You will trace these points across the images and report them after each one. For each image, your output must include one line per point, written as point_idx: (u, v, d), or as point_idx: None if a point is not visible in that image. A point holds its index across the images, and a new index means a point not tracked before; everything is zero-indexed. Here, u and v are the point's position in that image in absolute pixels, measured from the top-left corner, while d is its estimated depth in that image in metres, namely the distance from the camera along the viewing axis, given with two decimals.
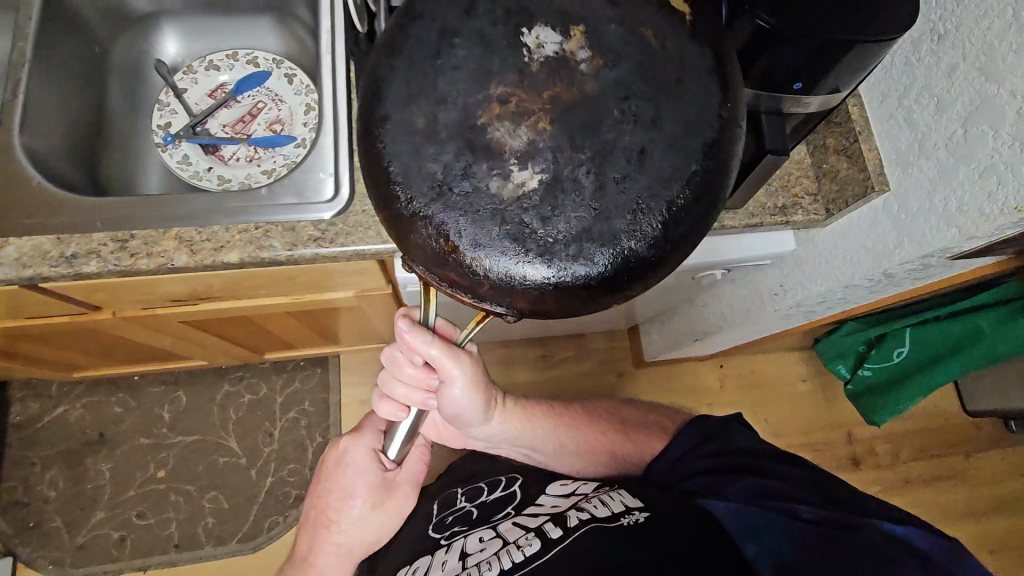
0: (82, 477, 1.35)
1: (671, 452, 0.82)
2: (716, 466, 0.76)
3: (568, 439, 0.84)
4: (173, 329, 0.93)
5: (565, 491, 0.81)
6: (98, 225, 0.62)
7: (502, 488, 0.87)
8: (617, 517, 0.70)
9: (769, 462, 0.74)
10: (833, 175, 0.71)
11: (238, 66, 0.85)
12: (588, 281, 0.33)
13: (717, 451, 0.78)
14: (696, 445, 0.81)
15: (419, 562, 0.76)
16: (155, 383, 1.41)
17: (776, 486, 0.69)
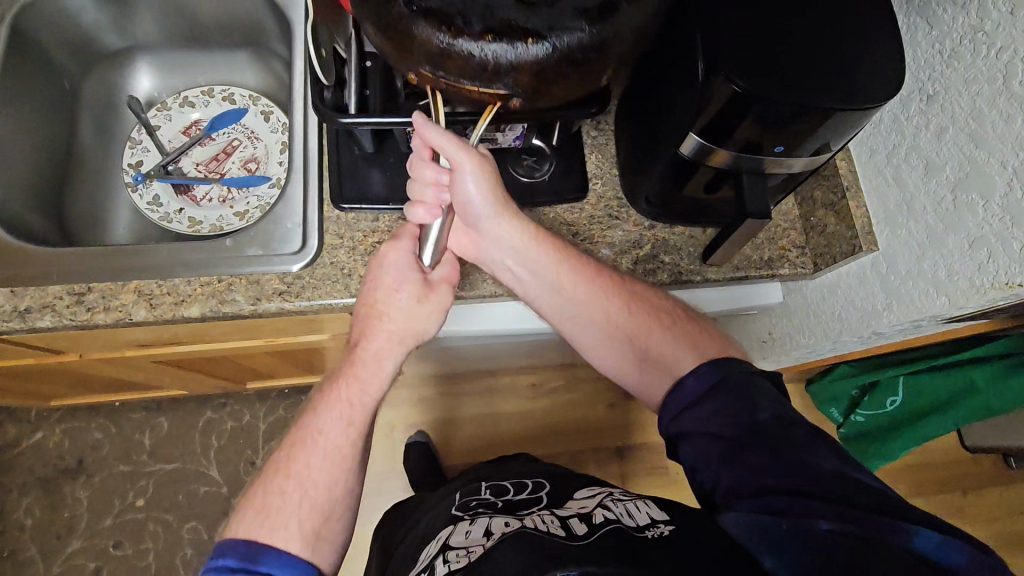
0: (60, 504, 1.32)
1: (688, 385, 0.58)
2: (725, 427, 0.53)
3: (599, 303, 0.65)
4: (146, 367, 0.91)
5: (590, 495, 0.76)
6: (54, 278, 0.61)
7: (529, 491, 0.84)
8: (639, 529, 0.62)
9: (797, 427, 0.52)
10: (822, 229, 0.68)
11: (214, 102, 0.84)
12: (574, 43, 0.40)
13: (737, 396, 0.55)
14: (715, 386, 0.56)
15: (442, 533, 0.75)
16: (136, 409, 1.39)
17: (796, 472, 0.48)
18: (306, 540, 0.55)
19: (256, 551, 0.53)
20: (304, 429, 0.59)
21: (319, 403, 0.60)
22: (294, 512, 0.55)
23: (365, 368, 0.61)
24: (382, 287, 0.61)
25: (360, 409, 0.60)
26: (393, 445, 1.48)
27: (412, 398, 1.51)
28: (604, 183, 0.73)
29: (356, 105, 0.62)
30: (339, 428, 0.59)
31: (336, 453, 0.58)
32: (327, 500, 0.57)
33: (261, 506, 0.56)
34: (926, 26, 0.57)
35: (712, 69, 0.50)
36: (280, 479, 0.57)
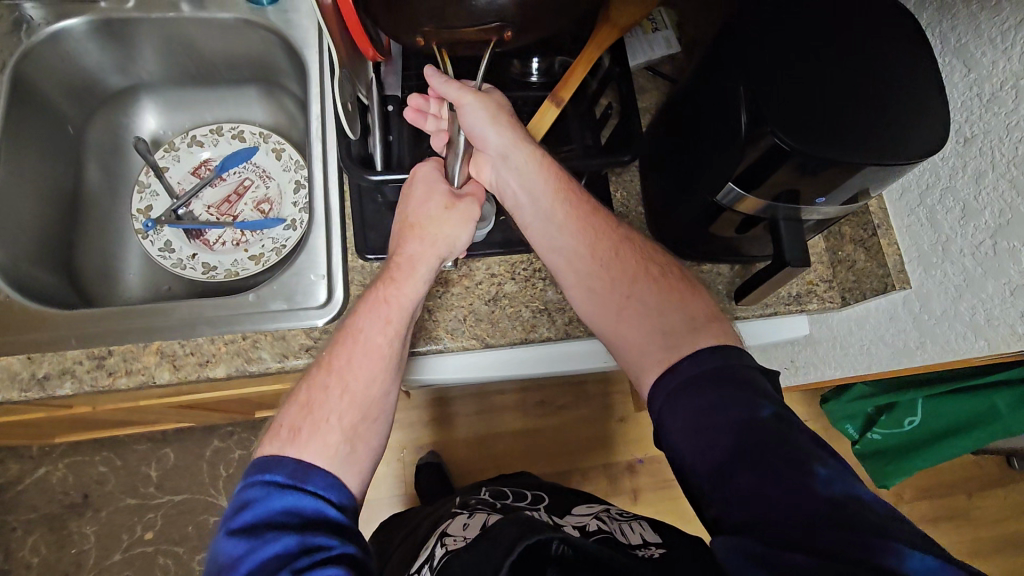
0: (66, 541, 1.30)
1: (686, 368, 0.49)
2: (725, 426, 0.45)
3: (597, 239, 0.59)
4: (157, 411, 0.88)
5: (588, 510, 0.74)
6: (72, 343, 0.59)
7: (530, 501, 0.83)
8: (632, 547, 0.57)
9: (794, 436, 0.44)
10: (849, 265, 0.66)
11: (223, 141, 0.82)
12: None
13: (733, 394, 0.46)
14: (713, 372, 0.48)
15: (440, 527, 0.73)
16: (141, 440, 1.35)
17: (786, 488, 0.41)
18: (347, 443, 0.51)
19: (305, 468, 0.48)
20: (343, 331, 0.56)
21: (356, 307, 0.58)
22: (336, 404, 0.52)
23: (399, 269, 0.58)
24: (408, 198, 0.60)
25: (397, 307, 0.57)
26: (403, 467, 1.46)
27: (421, 419, 1.50)
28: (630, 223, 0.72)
29: (380, 156, 0.61)
30: (377, 326, 0.56)
31: (373, 352, 0.55)
32: (366, 399, 0.54)
33: (302, 410, 0.52)
34: (964, 68, 0.57)
35: (757, 124, 0.49)
36: (323, 377, 0.54)
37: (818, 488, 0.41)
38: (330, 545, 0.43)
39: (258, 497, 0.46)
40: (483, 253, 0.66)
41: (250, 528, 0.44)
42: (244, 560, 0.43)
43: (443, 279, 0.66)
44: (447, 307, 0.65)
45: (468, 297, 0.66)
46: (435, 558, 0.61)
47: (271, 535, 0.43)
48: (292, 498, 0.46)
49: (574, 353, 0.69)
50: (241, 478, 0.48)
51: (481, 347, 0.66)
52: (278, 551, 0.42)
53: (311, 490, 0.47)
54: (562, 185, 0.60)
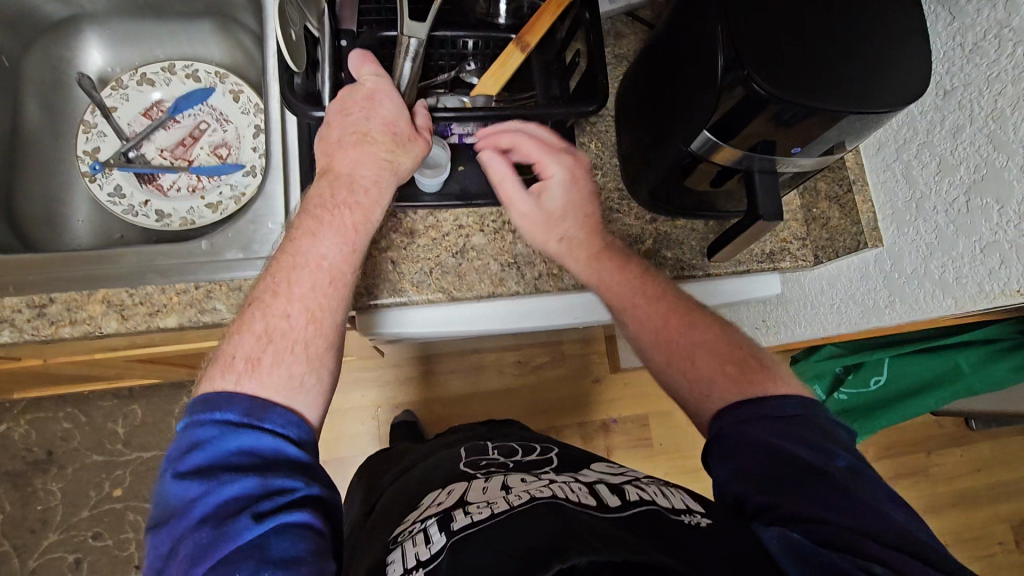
0: (32, 498, 1.28)
1: (767, 407, 0.50)
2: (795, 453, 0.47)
3: (674, 340, 0.57)
4: (116, 365, 0.85)
5: (611, 469, 0.67)
6: (10, 290, 0.56)
7: (538, 452, 0.79)
8: (673, 513, 0.48)
9: (867, 482, 0.46)
10: (823, 223, 0.66)
11: (176, 80, 0.76)
12: None
13: (812, 437, 0.48)
14: (795, 419, 0.50)
15: (454, 487, 0.64)
16: (106, 397, 1.33)
17: (848, 511, 0.43)
18: (313, 373, 0.49)
19: (261, 406, 0.45)
20: (301, 253, 0.52)
21: (310, 224, 0.53)
22: (299, 336, 0.50)
23: (365, 193, 0.54)
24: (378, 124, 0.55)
25: (361, 236, 0.54)
26: (378, 426, 1.45)
27: (397, 378, 1.49)
28: (604, 175, 0.70)
29: (331, 94, 0.57)
30: (339, 252, 0.53)
31: (333, 276, 0.52)
32: (332, 328, 0.51)
33: (261, 344, 0.48)
34: (948, 17, 0.55)
35: (734, 68, 0.47)
36: (281, 305, 0.50)
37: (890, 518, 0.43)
38: (293, 488, 0.42)
39: (206, 435, 0.43)
40: (446, 205, 0.64)
41: (202, 470, 0.42)
42: (196, 500, 0.41)
43: (407, 230, 0.63)
44: (412, 259, 0.63)
45: (435, 250, 0.63)
46: (455, 524, 0.50)
47: (229, 476, 0.41)
48: (247, 438, 0.43)
49: (543, 313, 0.68)
50: (184, 414, 0.45)
51: (447, 301, 0.64)
52: (236, 494, 0.41)
53: (267, 428, 0.45)
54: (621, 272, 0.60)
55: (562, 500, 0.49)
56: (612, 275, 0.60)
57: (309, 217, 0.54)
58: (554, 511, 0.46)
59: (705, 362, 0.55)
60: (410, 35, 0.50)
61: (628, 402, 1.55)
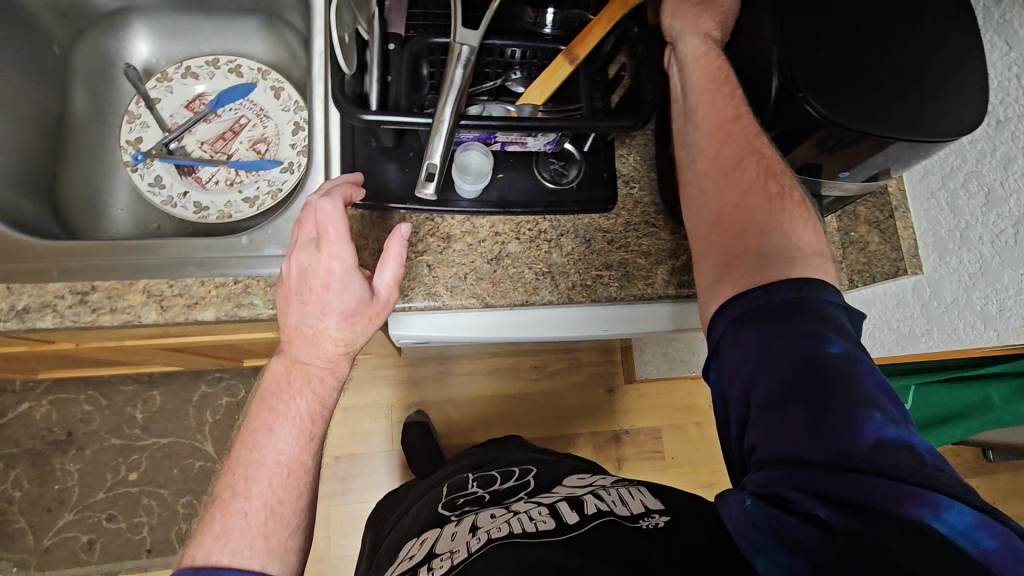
0: (49, 477, 1.29)
1: (754, 296, 0.47)
2: (785, 356, 0.43)
3: (713, 191, 0.53)
4: (143, 352, 0.86)
5: (581, 483, 0.72)
6: (55, 275, 0.56)
7: (516, 479, 0.81)
8: (634, 518, 0.58)
9: (857, 378, 0.42)
10: (862, 247, 0.62)
11: (219, 74, 0.78)
12: None
13: (804, 324, 0.44)
14: (786, 308, 0.46)
15: (429, 533, 0.70)
16: (127, 382, 1.34)
17: (819, 432, 0.40)
18: (273, 562, 0.53)
19: (205, 574, 0.50)
20: (258, 450, 0.56)
21: (267, 419, 0.56)
22: (258, 528, 0.53)
23: (322, 379, 0.58)
24: (334, 317, 0.55)
25: (319, 424, 0.58)
26: (391, 424, 1.46)
27: (412, 377, 1.49)
28: (640, 188, 0.69)
29: (376, 97, 0.57)
30: (295, 444, 0.56)
31: (288, 467, 0.56)
32: (290, 514, 0.55)
33: (219, 539, 0.52)
34: (1004, 46, 0.55)
35: (789, 89, 0.47)
36: (239, 505, 0.54)
37: (867, 431, 0.40)
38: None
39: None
40: (486, 212, 0.64)
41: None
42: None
43: (444, 235, 0.64)
44: (447, 263, 0.63)
45: (471, 255, 0.64)
46: None
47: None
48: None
49: (555, 322, 0.67)
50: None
51: (479, 307, 0.64)
52: None
53: None
54: (714, 89, 0.53)
55: (519, 536, 0.58)
56: (707, 88, 0.54)
57: (264, 413, 0.57)
58: (510, 549, 0.55)
59: (726, 225, 0.51)
60: (463, 43, 0.52)
61: (640, 414, 1.54)
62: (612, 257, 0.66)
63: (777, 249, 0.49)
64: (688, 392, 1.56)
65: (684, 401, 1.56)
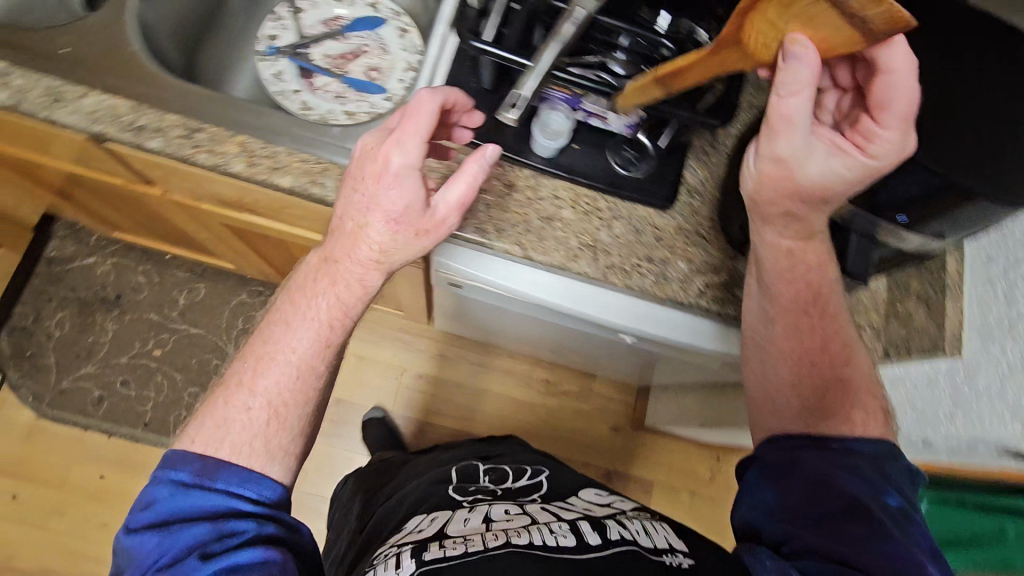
0: (87, 329, 1.39)
1: (832, 444, 0.56)
2: (855, 489, 0.52)
3: (789, 351, 0.60)
4: (212, 224, 0.94)
5: (600, 500, 0.78)
6: (174, 109, 0.64)
7: (527, 477, 0.86)
8: (657, 553, 0.63)
9: (911, 529, 0.51)
10: (905, 319, 0.65)
11: (359, 4, 0.87)
12: None
13: (870, 472, 0.54)
14: (862, 457, 0.55)
15: (438, 513, 0.75)
16: (182, 268, 1.44)
17: (874, 551, 0.49)
18: (274, 463, 0.59)
19: (210, 466, 0.56)
20: (272, 343, 0.61)
21: (287, 317, 0.62)
22: (260, 427, 0.59)
23: (347, 292, 0.62)
24: (377, 216, 0.58)
25: (336, 330, 0.62)
26: (397, 388, 1.49)
27: (432, 352, 1.52)
28: (701, 202, 0.70)
29: (491, 35, 0.63)
30: (308, 348, 0.61)
31: (299, 369, 0.61)
32: (293, 421, 0.60)
33: (217, 431, 0.58)
34: None
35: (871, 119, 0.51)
36: (244, 398, 0.59)
37: (920, 565, 0.48)
38: (244, 529, 0.54)
39: (158, 494, 0.54)
40: (553, 174, 0.68)
41: (156, 522, 0.54)
42: (145, 551, 0.52)
43: (509, 184, 0.68)
44: (503, 209, 0.67)
45: (527, 208, 0.67)
46: (427, 555, 0.64)
47: (180, 526, 0.53)
48: (197, 496, 0.54)
49: (599, 302, 0.69)
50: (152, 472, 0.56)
51: (519, 257, 0.67)
52: (188, 539, 0.52)
53: (219, 486, 0.55)
54: (794, 277, 0.59)
55: (539, 549, 0.62)
56: (797, 265, 0.59)
57: (289, 306, 0.62)
58: (527, 561, 0.61)
59: (808, 384, 0.59)
60: (580, 5, 0.56)
61: (637, 463, 1.51)
62: (655, 253, 0.68)
63: (842, 417, 0.58)
64: (691, 458, 1.52)
65: (685, 466, 1.52)
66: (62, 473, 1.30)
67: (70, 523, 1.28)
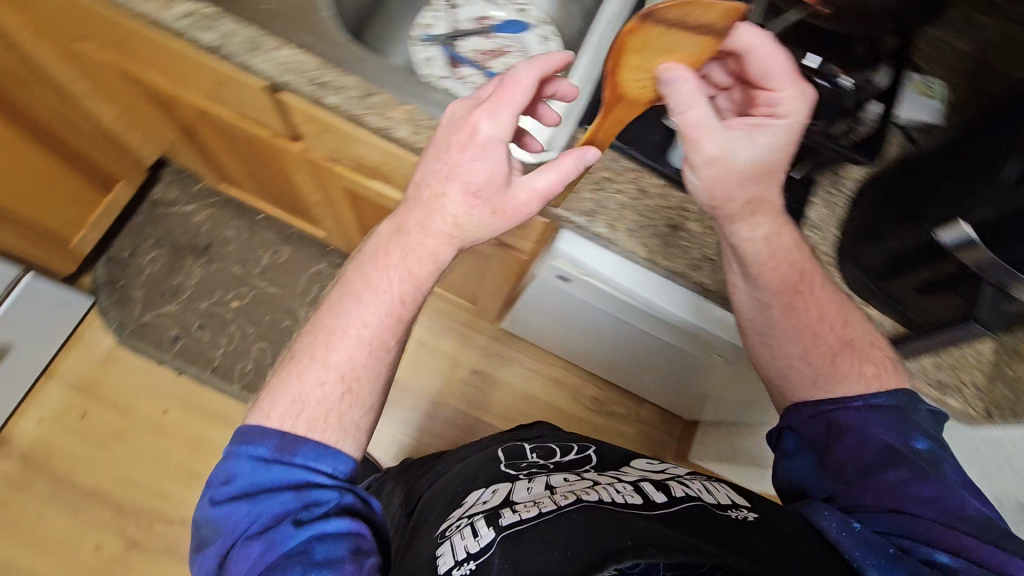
0: (176, 270, 1.47)
1: (852, 407, 0.63)
2: (879, 431, 0.60)
3: (800, 333, 0.68)
4: (333, 187, 1.00)
5: (652, 468, 0.76)
6: (354, 72, 0.70)
7: (574, 453, 0.85)
8: (723, 508, 0.60)
9: (942, 467, 0.58)
10: (1013, 381, 0.67)
11: (510, 9, 0.93)
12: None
13: (897, 422, 0.61)
14: (883, 409, 0.62)
15: (498, 486, 0.76)
16: (271, 229, 1.52)
17: (921, 498, 0.55)
18: (346, 439, 0.60)
19: (289, 443, 0.57)
20: (343, 317, 0.62)
21: (358, 290, 0.63)
22: (336, 402, 0.60)
23: (422, 266, 0.62)
24: (457, 184, 0.59)
25: (408, 307, 0.63)
26: (450, 379, 1.52)
27: (488, 351, 1.55)
28: (820, 236, 0.73)
29: None
30: (382, 322, 0.62)
31: (371, 343, 0.61)
32: (365, 394, 0.61)
33: (292, 408, 0.59)
34: None
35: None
36: (318, 372, 0.60)
37: (965, 503, 0.54)
38: (328, 500, 0.56)
39: (241, 468, 0.57)
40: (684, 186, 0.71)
41: (240, 494, 0.57)
42: (236, 520, 0.56)
43: (642, 187, 0.71)
44: (634, 210, 0.71)
45: (658, 213, 0.71)
46: (503, 521, 0.62)
47: (266, 496, 0.55)
48: (278, 470, 0.56)
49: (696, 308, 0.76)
50: (233, 441, 0.59)
51: (642, 257, 0.71)
52: (274, 509, 0.55)
53: (298, 462, 0.56)
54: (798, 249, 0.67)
55: (607, 504, 0.60)
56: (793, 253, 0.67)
57: (358, 279, 0.64)
58: (600, 515, 0.57)
59: (818, 356, 0.67)
60: None
61: None
62: None
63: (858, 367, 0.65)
64: None
65: None
66: (129, 401, 1.37)
67: (128, 450, 1.33)
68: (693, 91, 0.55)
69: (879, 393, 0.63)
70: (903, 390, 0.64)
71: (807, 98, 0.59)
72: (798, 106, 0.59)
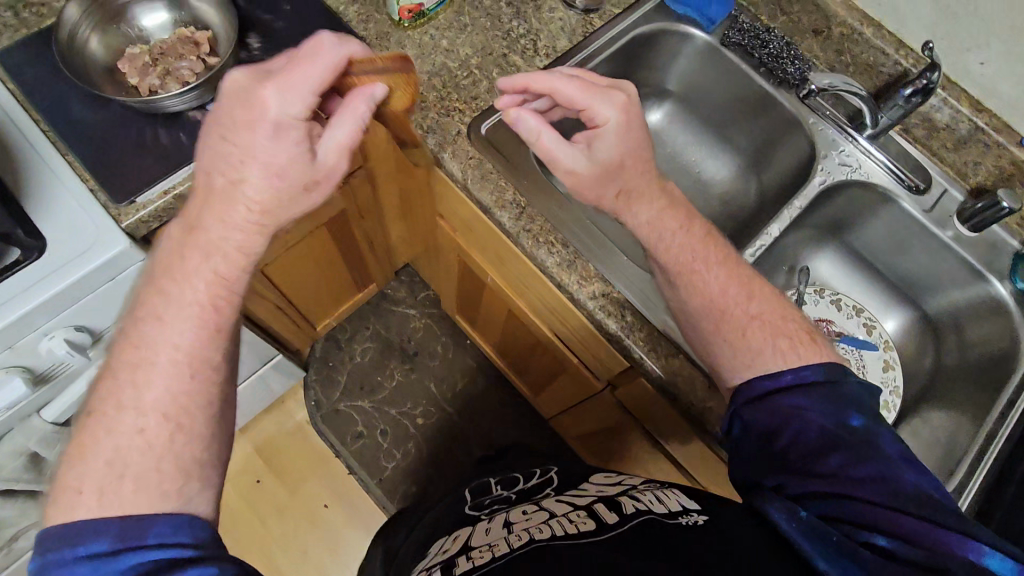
0: (381, 368, 1.52)
1: (787, 375, 0.56)
2: (826, 419, 0.52)
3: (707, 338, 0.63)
4: (598, 412, 0.99)
5: (610, 482, 0.66)
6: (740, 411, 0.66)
7: (537, 478, 0.79)
8: (673, 514, 0.51)
9: (882, 444, 0.50)
10: None
11: (855, 319, 0.86)
12: None
13: (832, 400, 0.54)
14: (821, 385, 0.55)
15: (462, 531, 0.64)
16: (475, 358, 1.55)
17: (861, 480, 0.48)
18: (190, 483, 0.47)
19: (131, 526, 0.43)
20: (144, 343, 0.50)
21: (156, 311, 0.51)
22: (155, 458, 0.46)
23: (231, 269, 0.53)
24: (257, 169, 0.51)
25: (223, 313, 0.52)
26: None
27: None
28: None
29: None
30: (195, 339, 0.50)
31: (187, 365, 0.50)
32: (200, 431, 0.49)
33: (109, 473, 0.45)
34: None
35: None
36: (129, 420, 0.47)
37: (909, 481, 0.48)
38: None
39: None
40: None
41: None
42: None
43: None
44: None
45: None
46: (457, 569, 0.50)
47: None
48: (129, 560, 0.42)
49: None
50: (40, 555, 0.43)
51: None
52: None
53: (149, 543, 0.43)
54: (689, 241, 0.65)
55: (559, 539, 0.50)
56: (703, 251, 0.65)
57: (153, 300, 0.51)
58: (543, 554, 0.47)
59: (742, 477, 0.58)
60: None
61: None
62: None
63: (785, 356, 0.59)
64: None
65: None
66: (302, 483, 1.43)
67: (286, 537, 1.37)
68: (535, 124, 0.60)
69: (807, 364, 0.57)
70: (831, 362, 0.58)
71: (619, 103, 0.62)
72: (611, 111, 0.62)
